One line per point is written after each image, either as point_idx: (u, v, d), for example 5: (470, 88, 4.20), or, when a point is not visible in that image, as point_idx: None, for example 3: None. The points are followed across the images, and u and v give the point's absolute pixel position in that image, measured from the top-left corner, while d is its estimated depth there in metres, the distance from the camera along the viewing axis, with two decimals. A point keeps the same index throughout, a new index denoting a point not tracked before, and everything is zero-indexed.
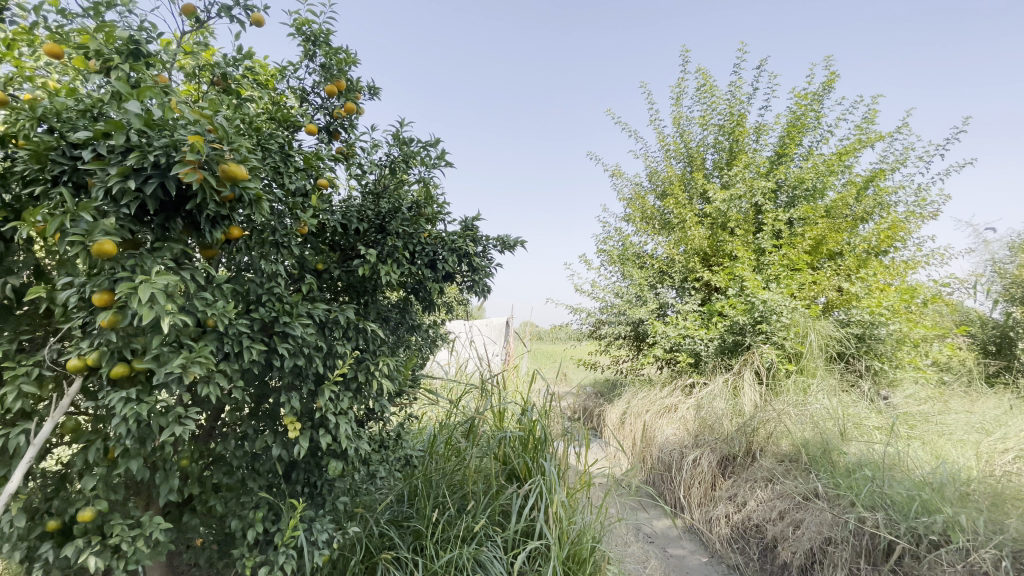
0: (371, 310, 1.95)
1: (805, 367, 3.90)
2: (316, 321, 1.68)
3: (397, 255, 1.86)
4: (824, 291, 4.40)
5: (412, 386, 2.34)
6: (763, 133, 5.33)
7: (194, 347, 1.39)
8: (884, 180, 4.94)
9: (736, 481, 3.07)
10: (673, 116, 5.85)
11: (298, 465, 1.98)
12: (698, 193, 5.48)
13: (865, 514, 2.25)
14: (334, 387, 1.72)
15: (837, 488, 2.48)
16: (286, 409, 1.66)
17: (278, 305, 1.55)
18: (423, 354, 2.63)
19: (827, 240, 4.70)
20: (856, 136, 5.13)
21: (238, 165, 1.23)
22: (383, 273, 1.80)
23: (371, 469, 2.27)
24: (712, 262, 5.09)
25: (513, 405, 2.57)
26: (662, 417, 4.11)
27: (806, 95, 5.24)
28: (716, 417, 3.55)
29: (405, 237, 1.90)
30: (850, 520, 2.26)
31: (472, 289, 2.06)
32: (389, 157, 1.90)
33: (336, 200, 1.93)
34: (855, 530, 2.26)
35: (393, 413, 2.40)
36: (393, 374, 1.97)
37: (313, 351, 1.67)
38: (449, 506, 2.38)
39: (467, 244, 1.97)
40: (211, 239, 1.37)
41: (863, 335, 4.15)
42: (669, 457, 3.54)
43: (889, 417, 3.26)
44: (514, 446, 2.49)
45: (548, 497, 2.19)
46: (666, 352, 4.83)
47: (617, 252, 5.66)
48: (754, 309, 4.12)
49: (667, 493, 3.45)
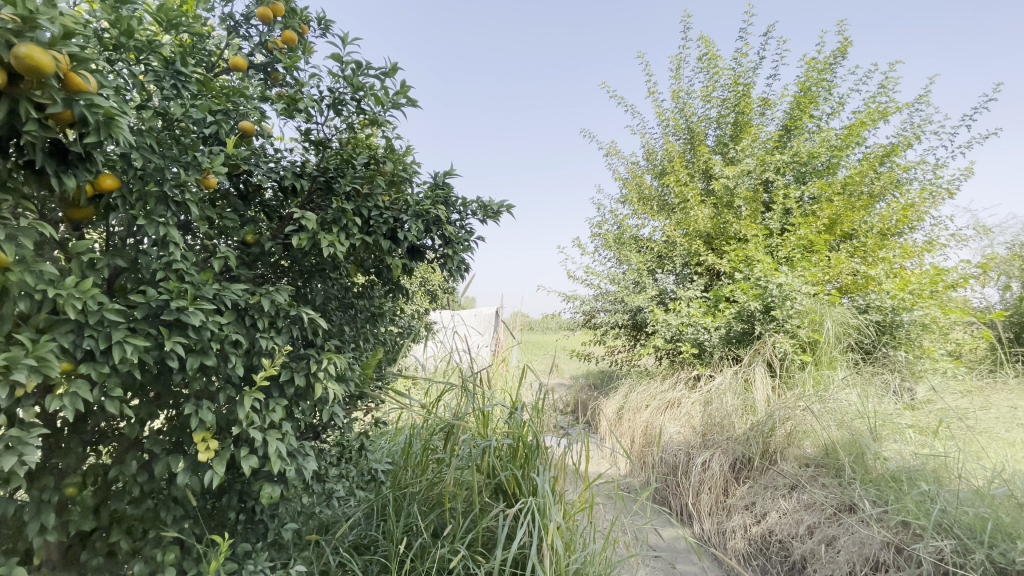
0: (316, 293, 1.54)
1: (822, 358, 3.56)
2: (231, 307, 1.27)
3: (345, 222, 1.45)
4: (840, 275, 4.05)
5: (377, 385, 1.94)
6: (770, 104, 4.94)
7: (35, 343, 0.97)
8: (900, 156, 4.59)
9: (752, 488, 2.71)
10: (673, 88, 5.43)
11: (227, 489, 1.58)
12: (700, 170, 5.09)
13: (940, 545, 1.89)
14: (260, 395, 1.31)
15: (889, 507, 2.13)
16: (195, 423, 1.25)
17: (171, 285, 1.14)
18: (393, 347, 2.21)
19: (841, 219, 4.34)
20: (871, 107, 4.76)
21: (50, 52, 0.80)
22: (325, 244, 1.39)
23: (327, 489, 1.87)
24: (716, 245, 4.72)
25: (501, 406, 2.16)
26: (664, 413, 3.75)
27: (817, 64, 4.85)
28: (726, 413, 3.19)
29: (358, 198, 1.49)
30: (920, 552, 1.90)
31: (447, 266, 1.64)
32: (333, 93, 1.46)
33: (270, 151, 1.50)
34: (922, 562, 1.91)
35: (355, 419, 2.00)
36: (345, 375, 1.57)
37: (228, 347, 1.26)
38: (424, 530, 2.00)
39: (438, 208, 1.55)
40: (60, 186, 0.97)
41: (884, 322, 3.80)
42: (674, 459, 3.17)
43: (924, 415, 2.92)
44: (501, 458, 2.08)
45: (542, 522, 1.80)
46: (667, 342, 4.44)
47: (613, 235, 5.28)
48: (766, 294, 3.76)
49: (671, 499, 3.08)
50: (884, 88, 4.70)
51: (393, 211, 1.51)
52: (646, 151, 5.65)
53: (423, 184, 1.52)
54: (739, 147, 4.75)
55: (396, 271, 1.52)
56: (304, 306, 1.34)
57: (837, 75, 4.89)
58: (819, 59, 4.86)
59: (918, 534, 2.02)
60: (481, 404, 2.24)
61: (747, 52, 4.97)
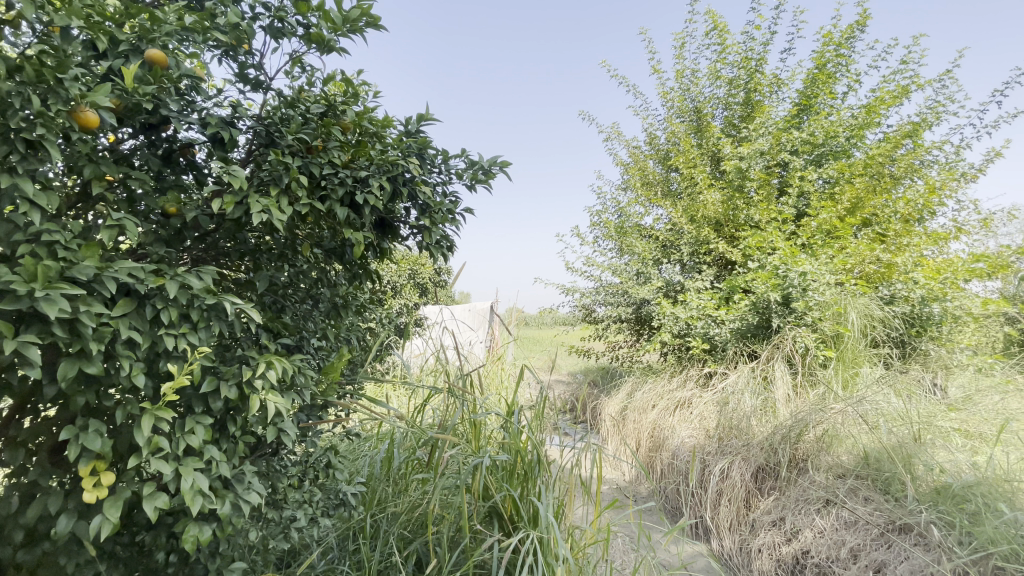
0: (257, 277, 1.23)
1: (846, 354, 3.26)
2: (126, 296, 0.94)
3: (288, 182, 1.10)
4: (864, 264, 3.74)
5: (344, 390, 1.61)
6: (783, 81, 4.62)
7: None
8: (922, 136, 4.28)
9: (780, 501, 2.40)
10: (678, 66, 5.10)
11: (148, 528, 1.23)
12: (709, 154, 4.77)
13: None
14: (169, 414, 0.97)
15: (961, 532, 1.85)
16: (74, 452, 0.92)
17: (26, 264, 0.81)
18: (367, 345, 1.86)
19: (863, 202, 4.02)
20: (892, 84, 4.43)
21: None
22: (257, 208, 1.04)
23: (284, 520, 1.53)
24: (726, 232, 4.39)
25: (495, 414, 1.82)
26: (673, 414, 3.43)
27: (834, 39, 4.53)
28: (744, 416, 2.88)
29: (306, 154, 1.16)
30: None
31: (424, 242, 1.31)
32: (273, 10, 1.11)
33: (195, 91, 1.16)
34: None
35: (320, 432, 1.66)
36: (296, 381, 1.22)
37: (119, 349, 0.92)
38: (405, 564, 1.67)
39: (412, 165, 1.20)
40: None
41: (912, 314, 3.51)
42: (686, 466, 2.84)
43: (970, 417, 2.61)
44: (495, 475, 1.75)
45: (546, 559, 1.47)
46: (674, 337, 4.10)
47: (614, 224, 4.95)
48: (786, 284, 3.39)
49: (684, 511, 2.77)
50: (905, 63, 4.40)
51: (354, 170, 1.18)
52: (649, 134, 5.31)
53: (393, 136, 1.19)
54: (750, 127, 4.43)
55: (359, 247, 1.19)
56: (232, 295, 1.00)
57: (855, 51, 4.57)
58: (836, 32, 4.54)
59: (1000, 570, 1.74)
60: (472, 411, 1.89)
61: (759, 27, 4.64)
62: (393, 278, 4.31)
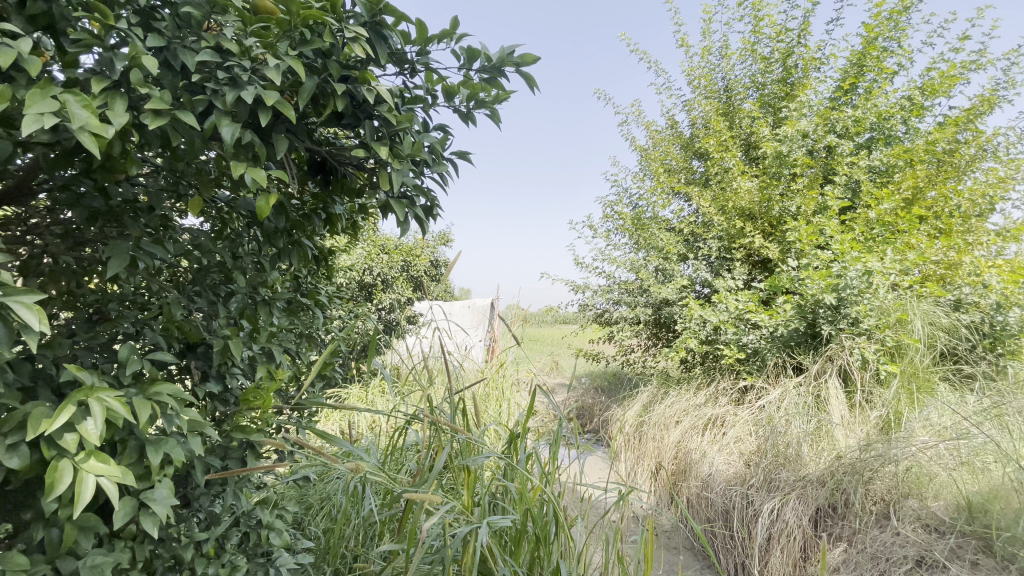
0: (111, 252, 0.76)
1: (911, 371, 2.77)
2: None
3: (124, 70, 0.60)
4: (925, 262, 3.22)
5: (279, 422, 1.12)
6: (827, 56, 4.08)
7: None
8: (988, 118, 3.75)
9: (850, 556, 1.90)
10: (707, 39, 4.56)
11: None
12: (740, 136, 4.24)
13: None
14: None
15: None
16: None
17: None
18: (320, 352, 1.36)
19: (921, 193, 3.56)
20: (953, 60, 3.89)
21: None
22: (46, 105, 0.54)
23: None
24: (760, 225, 3.84)
25: (494, 452, 1.32)
26: (702, 434, 2.92)
27: (886, 10, 4.01)
28: (794, 442, 2.36)
29: (172, 32, 0.66)
30: None
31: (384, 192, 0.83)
32: None
33: None
34: None
35: (247, 481, 1.17)
36: (161, 417, 0.74)
37: None
38: None
39: (353, 41, 0.73)
40: None
41: (984, 324, 3.00)
42: (724, 501, 2.33)
43: None
44: (498, 539, 1.26)
45: None
46: (701, 343, 3.58)
47: (630, 215, 4.41)
48: (842, 286, 2.84)
49: (721, 554, 2.27)
50: (966, 38, 3.87)
51: (261, 61, 0.68)
52: (670, 115, 4.78)
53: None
54: (791, 106, 3.90)
55: (263, 195, 0.70)
56: None
57: (910, 22, 4.03)
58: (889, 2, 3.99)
59: None
60: (463, 448, 1.39)
61: None
62: (383, 271, 3.85)
